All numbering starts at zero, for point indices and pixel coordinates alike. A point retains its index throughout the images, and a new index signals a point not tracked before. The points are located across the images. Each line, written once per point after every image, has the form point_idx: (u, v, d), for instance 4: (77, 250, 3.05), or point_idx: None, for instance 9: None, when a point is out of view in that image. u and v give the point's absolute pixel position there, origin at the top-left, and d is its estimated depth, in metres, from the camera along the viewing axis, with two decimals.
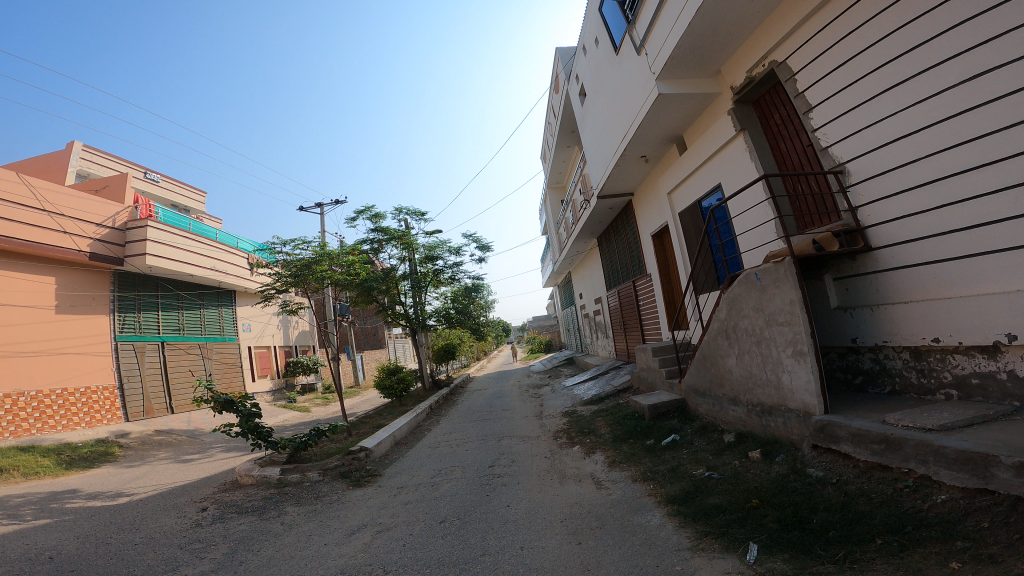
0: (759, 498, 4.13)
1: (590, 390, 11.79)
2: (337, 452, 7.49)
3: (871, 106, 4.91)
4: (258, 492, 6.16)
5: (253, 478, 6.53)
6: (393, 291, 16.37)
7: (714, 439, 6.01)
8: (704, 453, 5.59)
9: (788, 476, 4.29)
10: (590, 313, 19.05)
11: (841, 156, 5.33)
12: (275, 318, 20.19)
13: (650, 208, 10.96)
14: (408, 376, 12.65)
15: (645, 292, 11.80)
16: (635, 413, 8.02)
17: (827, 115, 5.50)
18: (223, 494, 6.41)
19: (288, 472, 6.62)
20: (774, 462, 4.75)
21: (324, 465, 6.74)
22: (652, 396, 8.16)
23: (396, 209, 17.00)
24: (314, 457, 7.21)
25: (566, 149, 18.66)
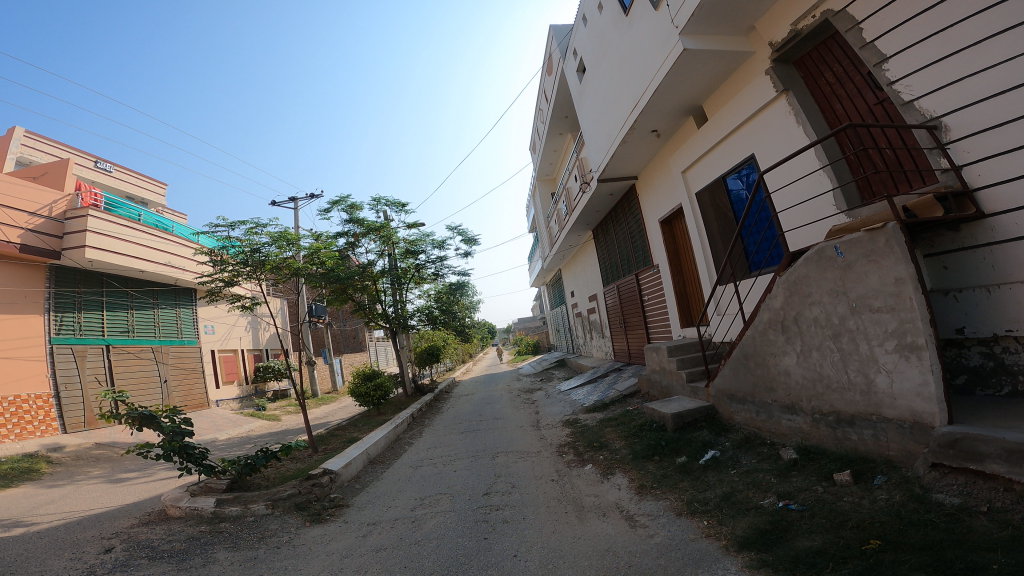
0: (879, 538, 3.02)
1: (591, 395, 10.54)
2: (294, 477, 6.11)
3: (985, 46, 3.91)
4: (184, 530, 4.78)
5: (182, 510, 5.15)
6: (371, 288, 14.93)
7: (768, 456, 4.87)
8: (763, 476, 4.45)
9: (910, 507, 3.24)
10: (582, 312, 17.88)
11: (934, 109, 4.32)
12: (242, 319, 18.57)
13: (658, 191, 9.83)
14: (386, 383, 11.23)
15: (651, 286, 10.64)
16: (653, 423, 6.83)
17: (910, 63, 4.47)
18: (140, 531, 5.01)
19: (230, 503, 5.25)
20: (875, 490, 3.62)
21: (274, 495, 5.38)
22: (672, 402, 6.99)
23: (374, 200, 15.63)
24: (265, 485, 5.83)
25: (558, 137, 17.51)
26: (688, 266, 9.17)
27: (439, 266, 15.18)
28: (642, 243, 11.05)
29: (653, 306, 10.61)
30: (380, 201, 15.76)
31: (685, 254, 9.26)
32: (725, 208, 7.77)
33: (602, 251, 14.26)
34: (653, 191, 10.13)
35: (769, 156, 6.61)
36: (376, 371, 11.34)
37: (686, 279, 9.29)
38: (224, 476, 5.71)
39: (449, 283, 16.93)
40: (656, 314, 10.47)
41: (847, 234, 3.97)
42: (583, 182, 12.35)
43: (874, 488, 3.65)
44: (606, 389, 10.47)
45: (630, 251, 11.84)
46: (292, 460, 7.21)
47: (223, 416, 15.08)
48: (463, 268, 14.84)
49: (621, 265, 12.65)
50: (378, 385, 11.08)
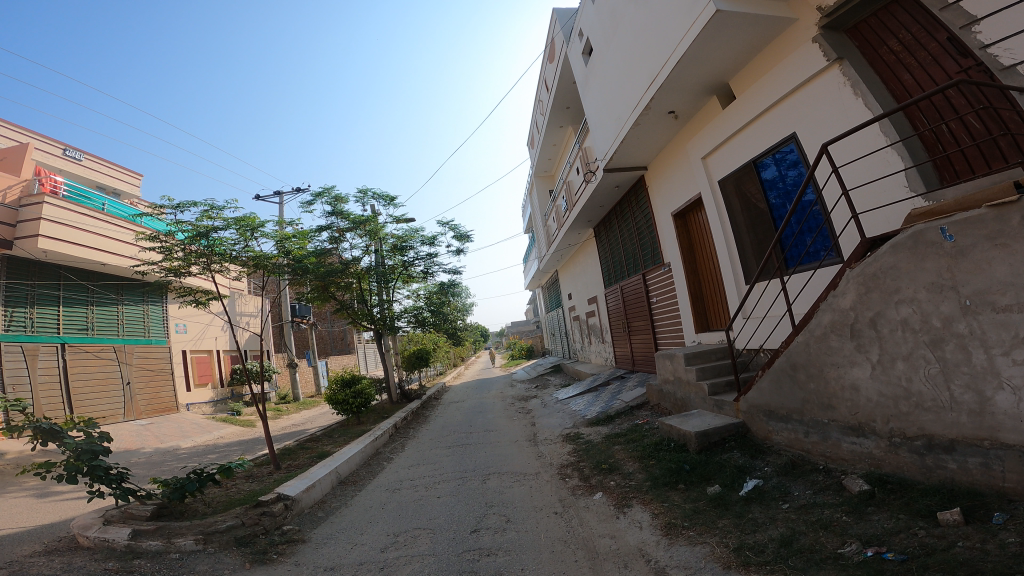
0: None
1: (594, 405, 9.53)
2: (243, 503, 5.09)
3: None
4: (84, 566, 3.75)
5: (90, 540, 4.14)
6: (355, 287, 13.89)
7: (828, 487, 3.95)
8: (830, 512, 3.55)
9: None
10: (581, 316, 16.92)
11: None
12: (218, 319, 17.41)
13: (672, 181, 8.93)
14: (367, 390, 10.15)
15: (659, 286, 9.75)
16: (671, 442, 5.87)
17: (1008, 25, 4.07)
18: (32, 560, 3.98)
19: (150, 536, 4.22)
20: (999, 532, 2.75)
21: (208, 527, 4.35)
22: (692, 417, 6.05)
23: (361, 192, 14.62)
24: (205, 512, 4.82)
25: (558, 130, 16.66)
26: (704, 263, 8.26)
27: (428, 263, 14.15)
28: (651, 241, 10.14)
29: (662, 309, 9.68)
30: (367, 192, 14.76)
31: (700, 251, 8.36)
32: (753, 198, 6.89)
33: (603, 249, 13.34)
34: (665, 180, 9.24)
35: (814, 136, 5.73)
36: (357, 377, 10.22)
37: (701, 278, 8.38)
38: (148, 501, 4.72)
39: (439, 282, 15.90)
40: (665, 318, 9.54)
41: (956, 212, 3.17)
42: (587, 173, 11.45)
43: (996, 529, 2.79)
44: (611, 399, 9.46)
45: (637, 249, 10.92)
46: (249, 480, 6.16)
47: (191, 422, 13.93)
48: (454, 266, 13.81)
49: (625, 264, 11.72)
50: (358, 392, 10.01)
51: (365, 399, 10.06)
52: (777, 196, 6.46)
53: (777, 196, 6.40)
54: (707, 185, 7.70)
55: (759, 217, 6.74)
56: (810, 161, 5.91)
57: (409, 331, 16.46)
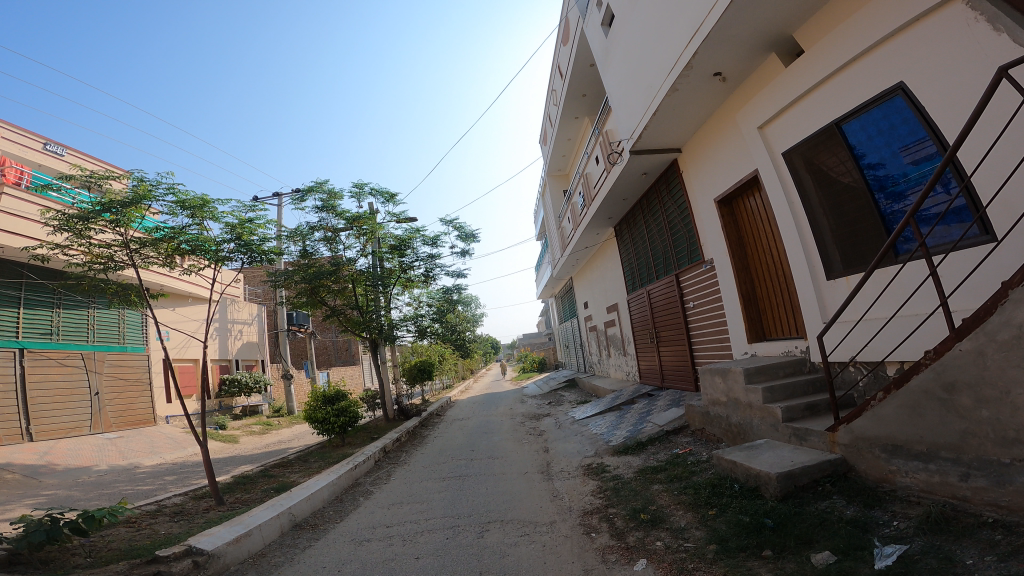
0: None
1: (617, 429, 8.05)
2: (136, 555, 3.79)
3: None
4: None
5: None
6: (346, 290, 12.58)
7: (1021, 552, 2.57)
8: None
9: None
10: (598, 326, 15.40)
11: None
12: (207, 325, 16.24)
13: (718, 158, 7.48)
14: (353, 408, 8.69)
15: (696, 286, 8.33)
16: (734, 484, 4.41)
17: None
18: None
19: None
20: None
21: None
22: (760, 449, 4.62)
23: (357, 187, 13.38)
24: (77, 565, 3.53)
25: (573, 121, 15.42)
26: (758, 256, 6.82)
27: (430, 265, 12.77)
28: (685, 237, 8.74)
29: (699, 317, 8.24)
30: (363, 187, 13.54)
31: (752, 241, 6.91)
32: (832, 172, 5.41)
33: (625, 246, 11.93)
34: (708, 158, 7.78)
35: (931, 84, 4.28)
36: (341, 393, 8.77)
37: (752, 274, 6.94)
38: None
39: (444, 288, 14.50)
40: (704, 326, 8.10)
41: None
42: (608, 162, 10.11)
43: None
44: (637, 422, 7.97)
45: (667, 247, 9.54)
46: (173, 528, 4.74)
47: (167, 437, 12.63)
48: (458, 268, 12.43)
49: (652, 264, 10.34)
50: (342, 410, 8.54)
51: (351, 418, 8.61)
52: (869, 166, 4.99)
53: (873, 165, 4.93)
54: (767, 161, 6.25)
55: (844, 194, 5.28)
56: (925, 119, 4.41)
57: (413, 341, 14.93)
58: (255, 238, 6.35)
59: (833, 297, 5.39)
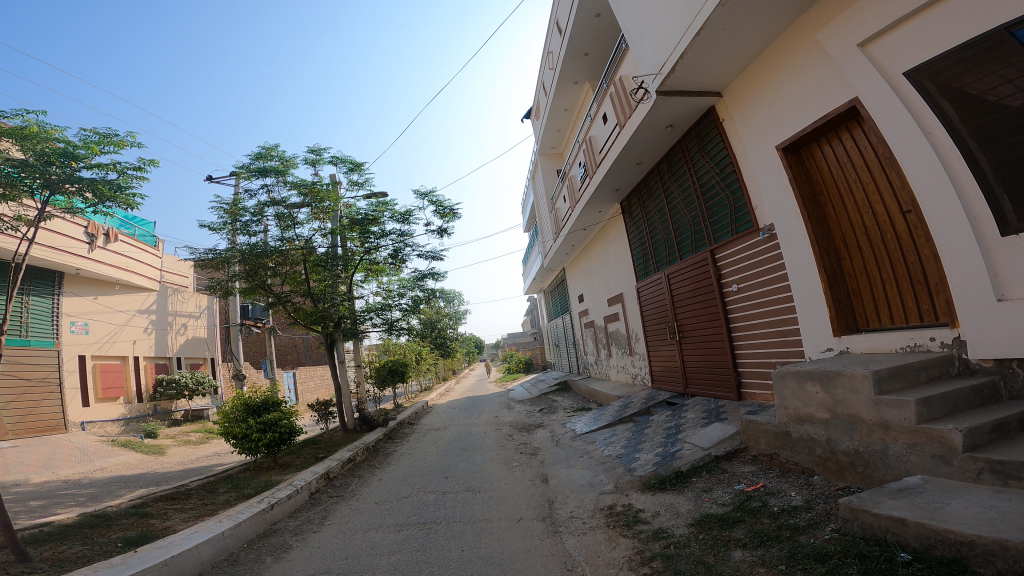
0: None
1: (639, 451, 6.06)
2: None
3: None
4: None
5: None
6: (297, 274, 10.44)
7: None
8: None
9: None
10: (596, 322, 13.46)
11: None
12: (140, 316, 13.94)
13: (789, 92, 5.52)
14: (288, 420, 6.56)
15: (740, 260, 6.47)
16: (903, 553, 2.61)
17: None
18: None
19: None
20: None
21: None
22: (931, 495, 2.87)
23: (314, 153, 11.26)
24: None
25: (571, 88, 13.51)
26: (854, 216, 4.98)
27: (399, 245, 10.68)
28: (725, 205, 6.88)
29: (746, 305, 6.38)
30: (321, 153, 11.41)
31: (845, 197, 5.05)
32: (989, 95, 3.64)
33: (635, 220, 10.02)
34: (772, 94, 5.81)
35: None
36: (269, 400, 6.61)
37: (843, 239, 5.10)
38: None
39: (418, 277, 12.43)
40: (754, 315, 6.23)
41: None
42: (620, 117, 8.20)
43: None
44: (667, 441, 6.00)
45: (695, 217, 7.69)
46: None
47: (73, 448, 10.31)
48: (434, 247, 10.35)
49: (672, 241, 8.46)
50: (271, 423, 6.41)
51: (285, 434, 6.48)
52: None
53: None
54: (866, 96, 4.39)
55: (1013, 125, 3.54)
56: None
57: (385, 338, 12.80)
58: (86, 169, 4.90)
59: (1005, 264, 3.53)
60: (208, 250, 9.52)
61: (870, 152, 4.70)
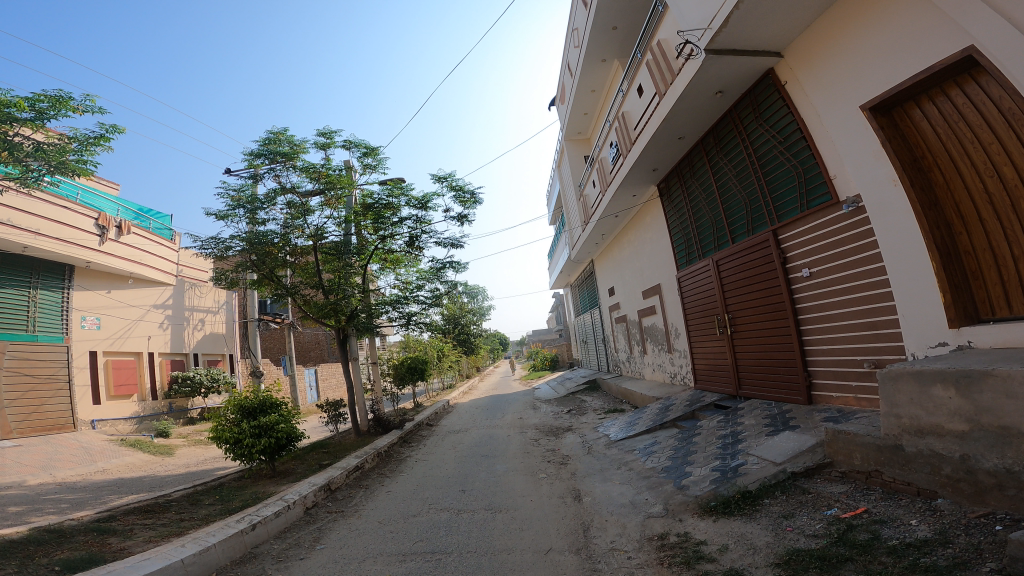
0: None
1: (691, 463, 5.15)
2: None
3: None
4: None
5: None
6: (308, 265, 9.77)
7: None
8: None
9: None
10: (630, 316, 12.43)
11: None
12: (154, 312, 13.58)
13: (876, 38, 4.50)
14: (286, 424, 5.83)
15: (812, 242, 5.44)
16: None
17: None
18: None
19: None
20: None
21: None
22: None
23: (325, 136, 10.58)
24: None
25: (600, 65, 12.48)
26: (973, 184, 3.97)
27: (417, 232, 9.91)
28: (792, 175, 5.83)
29: (820, 294, 5.36)
30: (332, 136, 10.72)
31: (960, 161, 4.04)
32: None
33: (675, 203, 9.00)
34: (852, 42, 4.78)
35: None
36: (269, 403, 5.84)
37: (958, 212, 4.09)
38: None
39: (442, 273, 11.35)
40: (831, 306, 5.21)
41: None
42: (659, 86, 7.20)
43: None
44: (725, 451, 5.06)
45: (751, 194, 6.66)
46: None
47: (80, 447, 9.93)
48: (453, 235, 9.50)
49: (721, 224, 7.43)
50: (267, 427, 5.68)
51: (282, 439, 5.75)
52: None
53: None
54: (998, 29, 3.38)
55: None
56: None
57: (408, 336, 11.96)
58: None
59: None
60: (211, 239, 8.85)
61: (999, 103, 3.70)
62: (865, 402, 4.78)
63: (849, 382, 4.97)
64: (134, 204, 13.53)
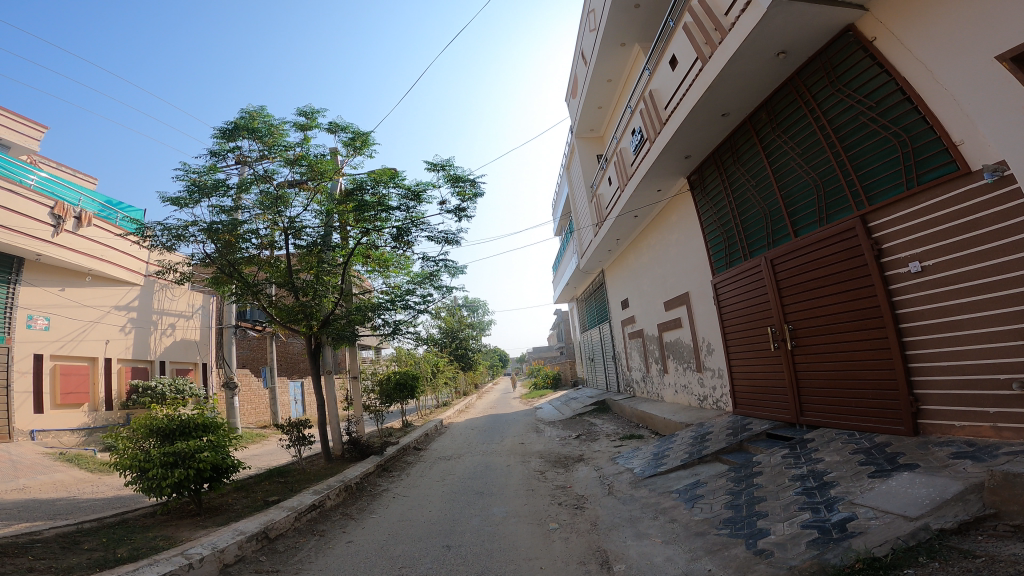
0: None
1: (766, 513, 3.78)
2: None
3: None
4: None
5: None
6: (279, 261, 8.33)
7: None
8: None
9: None
10: (648, 331, 11.01)
11: None
12: (114, 313, 12.22)
13: None
14: (213, 452, 4.50)
15: (926, 229, 4.20)
16: None
17: None
18: None
19: None
20: None
21: None
22: None
23: (306, 115, 9.34)
24: None
25: (616, 52, 11.33)
26: None
27: (408, 225, 8.59)
28: (888, 146, 4.56)
29: (937, 297, 4.10)
30: (315, 117, 9.49)
31: None
32: None
33: (712, 196, 7.70)
34: None
35: None
36: (191, 424, 4.68)
37: None
38: None
39: (438, 281, 9.86)
40: (958, 310, 3.97)
41: None
42: (703, 51, 5.99)
43: None
44: (816, 497, 3.69)
45: (822, 177, 5.38)
46: None
47: (14, 459, 8.43)
48: (450, 229, 8.17)
49: (777, 216, 6.16)
50: (186, 455, 4.37)
51: (206, 471, 4.44)
52: None
53: None
54: None
55: None
56: None
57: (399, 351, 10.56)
58: None
59: None
60: (161, 227, 7.38)
61: None
62: (1009, 433, 3.57)
63: (984, 408, 3.77)
64: (100, 196, 12.41)
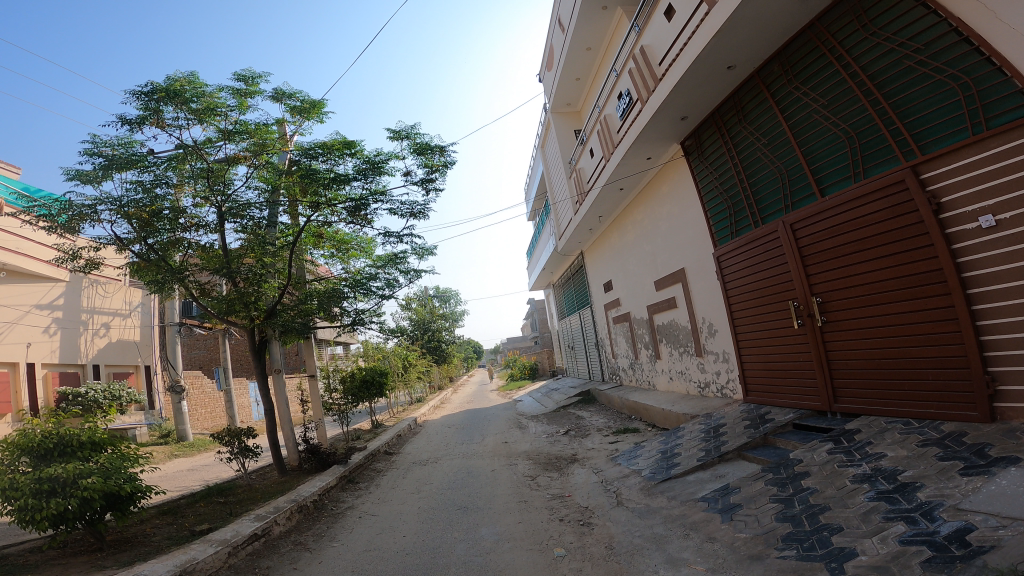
0: None
1: (839, 527, 3.07)
2: None
3: None
4: None
5: None
6: (218, 245, 7.12)
7: None
8: None
9: None
10: (636, 314, 10.25)
11: None
12: (36, 311, 10.64)
13: None
14: (102, 477, 3.59)
15: (1002, 175, 3.49)
16: None
17: None
18: None
19: None
20: None
21: None
22: None
23: (243, 78, 8.07)
24: None
25: (595, 15, 10.41)
26: None
27: (367, 199, 7.52)
28: (942, 89, 3.80)
29: (1023, 255, 3.40)
30: (254, 82, 8.23)
31: None
32: None
33: (713, 160, 6.88)
34: None
35: None
36: (72, 438, 3.76)
37: None
38: None
39: (405, 265, 8.82)
40: None
41: None
42: None
43: None
44: (902, 503, 3.00)
45: (855, 128, 4.56)
46: None
47: None
48: (417, 201, 7.14)
49: (795, 177, 5.38)
50: (65, 481, 3.45)
51: (95, 501, 3.53)
52: None
53: None
54: None
55: None
56: None
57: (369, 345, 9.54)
58: None
59: None
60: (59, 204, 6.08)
61: None
62: None
63: None
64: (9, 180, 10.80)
